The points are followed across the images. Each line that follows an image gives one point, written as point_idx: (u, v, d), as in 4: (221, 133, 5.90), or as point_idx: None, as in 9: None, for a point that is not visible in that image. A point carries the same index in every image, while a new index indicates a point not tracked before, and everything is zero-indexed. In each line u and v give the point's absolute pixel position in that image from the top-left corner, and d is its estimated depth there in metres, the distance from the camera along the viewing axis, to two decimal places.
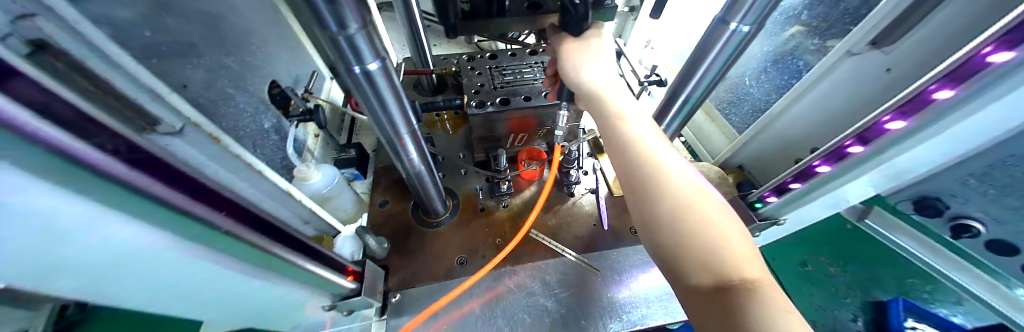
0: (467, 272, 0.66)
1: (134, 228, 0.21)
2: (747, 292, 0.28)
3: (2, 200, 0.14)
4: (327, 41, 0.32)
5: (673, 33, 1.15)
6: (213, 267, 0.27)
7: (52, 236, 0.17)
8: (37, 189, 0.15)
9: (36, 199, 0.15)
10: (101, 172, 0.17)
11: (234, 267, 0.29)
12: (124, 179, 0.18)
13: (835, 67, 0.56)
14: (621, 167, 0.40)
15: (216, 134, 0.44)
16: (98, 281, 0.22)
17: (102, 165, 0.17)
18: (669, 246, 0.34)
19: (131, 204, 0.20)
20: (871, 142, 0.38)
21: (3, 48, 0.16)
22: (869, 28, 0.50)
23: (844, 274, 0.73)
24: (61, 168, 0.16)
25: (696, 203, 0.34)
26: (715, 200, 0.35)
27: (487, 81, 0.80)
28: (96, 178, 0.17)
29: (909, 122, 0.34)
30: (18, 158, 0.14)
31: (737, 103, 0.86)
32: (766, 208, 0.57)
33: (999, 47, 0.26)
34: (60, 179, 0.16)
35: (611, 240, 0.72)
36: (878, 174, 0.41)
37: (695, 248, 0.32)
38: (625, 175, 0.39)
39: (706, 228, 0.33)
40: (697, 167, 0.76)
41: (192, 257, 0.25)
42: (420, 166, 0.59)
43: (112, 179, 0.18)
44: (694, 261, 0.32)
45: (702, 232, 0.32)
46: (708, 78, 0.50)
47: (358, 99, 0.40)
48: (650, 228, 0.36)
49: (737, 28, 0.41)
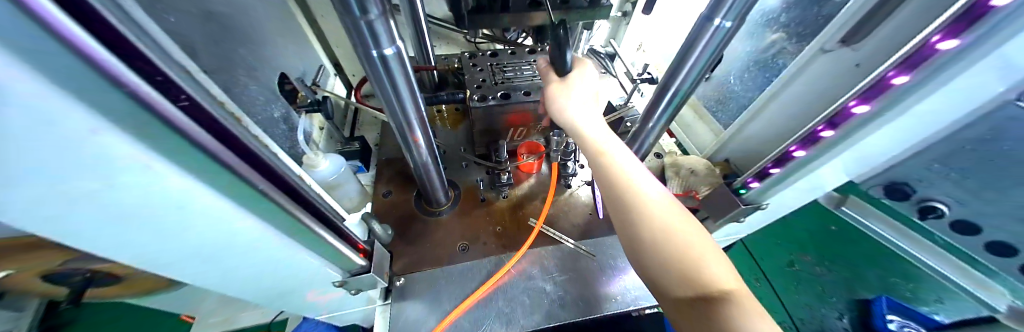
0: (468, 258, 0.69)
1: (187, 180, 0.22)
2: (727, 303, 0.34)
3: (88, 136, 0.16)
4: (349, 25, 0.35)
5: (664, 37, 1.21)
6: (240, 228, 0.29)
7: (113, 180, 0.19)
8: (110, 132, 0.17)
9: (112, 141, 0.17)
10: (163, 119, 0.20)
11: (262, 227, 0.31)
12: (180, 128, 0.21)
13: (811, 63, 0.62)
14: (610, 201, 0.45)
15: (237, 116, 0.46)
16: (139, 233, 0.23)
17: (162, 110, 0.19)
18: (659, 271, 0.39)
19: (185, 156, 0.22)
20: (840, 126, 0.42)
21: (86, 11, 0.19)
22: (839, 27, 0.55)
23: (830, 274, 0.77)
24: (134, 111, 0.18)
25: (678, 232, 0.40)
26: (692, 224, 0.41)
27: (488, 77, 0.84)
28: (158, 125, 0.19)
29: (872, 106, 0.38)
30: (103, 98, 0.16)
31: (723, 101, 0.91)
32: (749, 193, 0.61)
33: (946, 35, 0.31)
34: (136, 122, 0.18)
35: (606, 228, 0.76)
36: (846, 157, 0.45)
37: (682, 273, 0.37)
38: (615, 208, 0.44)
39: (688, 252, 0.38)
40: (686, 160, 0.80)
41: (224, 214, 0.27)
42: (426, 154, 0.61)
43: (171, 126, 0.20)
44: (681, 282, 0.37)
45: (686, 256, 0.38)
46: (694, 72, 0.55)
47: (372, 83, 0.43)
48: (641, 257, 0.41)
49: (720, 23, 0.46)
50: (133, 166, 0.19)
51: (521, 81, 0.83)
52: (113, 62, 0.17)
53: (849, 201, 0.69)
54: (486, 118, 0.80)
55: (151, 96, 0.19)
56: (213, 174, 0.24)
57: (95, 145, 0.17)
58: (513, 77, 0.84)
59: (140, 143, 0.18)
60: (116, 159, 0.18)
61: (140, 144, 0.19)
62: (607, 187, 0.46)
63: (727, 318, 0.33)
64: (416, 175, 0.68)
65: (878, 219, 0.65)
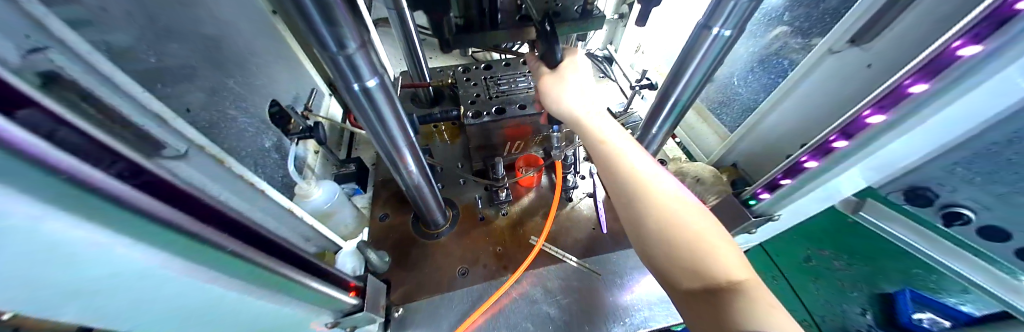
0: (468, 282, 0.67)
1: (159, 256, 0.21)
2: (732, 292, 0.32)
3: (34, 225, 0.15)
4: (327, 61, 0.33)
5: (663, 38, 1.19)
6: (227, 293, 0.27)
7: (69, 268, 0.17)
8: (59, 222, 0.15)
9: (59, 227, 0.16)
10: (112, 199, 0.17)
11: (246, 291, 0.29)
12: (137, 204, 0.19)
13: (818, 64, 0.58)
14: (612, 186, 0.45)
15: (221, 156, 0.45)
16: (119, 313, 0.21)
17: (112, 190, 0.17)
18: (661, 256, 0.38)
19: (153, 232, 0.20)
20: (855, 136, 0.39)
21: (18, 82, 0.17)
22: (848, 26, 0.52)
23: (851, 268, 0.70)
24: (79, 196, 0.16)
25: (681, 214, 0.38)
26: (698, 209, 0.39)
27: (483, 92, 0.82)
28: (107, 205, 0.17)
29: (889, 116, 0.35)
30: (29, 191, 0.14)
31: (728, 103, 0.88)
32: (760, 205, 0.58)
33: (968, 41, 0.27)
34: (85, 208, 0.16)
35: (611, 243, 0.73)
36: (866, 167, 0.41)
37: (686, 258, 0.35)
38: (617, 193, 0.44)
39: (693, 237, 0.36)
40: (691, 168, 0.77)
41: (209, 283, 0.25)
42: (419, 178, 0.60)
43: (124, 204, 0.18)
44: (685, 269, 0.35)
45: (690, 240, 0.36)
46: (694, 81, 0.52)
47: (357, 115, 0.42)
48: (644, 242, 0.40)
49: (719, 32, 0.43)
50: (85, 253, 0.17)
51: (517, 95, 0.80)
52: (47, 148, 0.15)
53: (867, 206, 0.60)
54: (483, 134, 0.78)
55: (97, 177, 0.17)
56: (184, 247, 0.22)
57: (30, 239, 0.15)
58: (508, 91, 0.82)
59: (88, 228, 0.17)
60: (67, 244, 0.16)
61: (92, 226, 0.17)
62: (613, 183, 0.45)
63: (736, 313, 0.30)
64: (412, 200, 0.66)
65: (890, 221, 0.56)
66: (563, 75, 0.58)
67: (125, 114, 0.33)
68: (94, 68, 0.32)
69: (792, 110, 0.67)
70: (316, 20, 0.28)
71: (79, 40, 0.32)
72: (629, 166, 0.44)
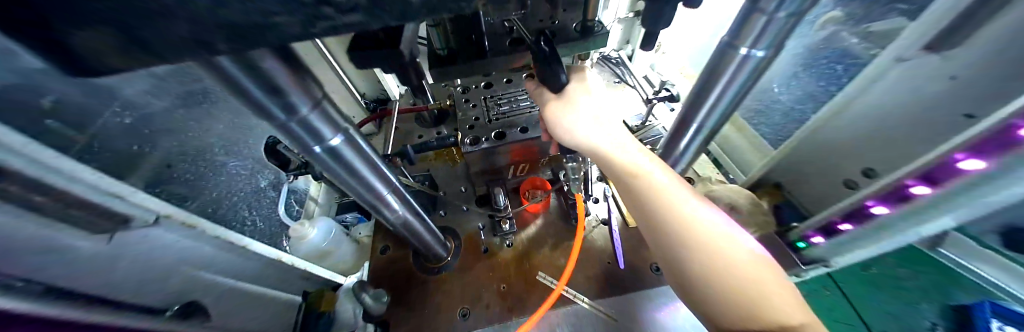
0: (469, 326, 0.62)
1: None
2: None
3: None
4: (280, 129, 0.29)
5: (685, 36, 1.09)
6: None
7: None
8: None
9: None
10: None
11: None
12: None
13: (883, 74, 0.49)
14: (653, 235, 0.39)
15: (190, 221, 0.43)
16: None
17: None
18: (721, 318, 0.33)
19: None
20: (942, 184, 0.31)
21: None
22: (919, 32, 0.43)
23: (918, 278, 0.55)
24: None
25: (740, 267, 0.34)
26: (751, 255, 0.35)
27: (482, 115, 0.77)
28: None
29: (991, 164, 0.26)
30: None
31: (765, 112, 0.77)
32: (811, 250, 0.51)
33: None
34: None
35: (629, 280, 0.66)
36: (955, 217, 0.32)
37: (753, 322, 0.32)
38: (659, 244, 0.38)
39: (756, 294, 0.32)
40: (725, 191, 0.66)
41: None
42: (409, 217, 0.56)
43: None
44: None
45: (753, 300, 0.32)
46: (722, 106, 0.44)
47: (326, 172, 0.38)
48: (697, 299, 0.35)
49: (750, 52, 0.35)
50: None
51: (519, 117, 0.74)
52: None
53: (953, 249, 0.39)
54: (485, 160, 0.73)
55: None
56: None
57: None
58: (510, 113, 0.76)
59: None
60: None
61: None
62: (672, 264, 0.37)
63: None
64: (407, 239, 0.63)
65: (976, 257, 0.47)
66: (573, 99, 0.48)
67: (79, 193, 0.31)
68: (46, 148, 0.30)
69: (845, 127, 0.56)
70: (252, 92, 0.24)
71: (32, 120, 0.30)
72: (675, 212, 0.38)
